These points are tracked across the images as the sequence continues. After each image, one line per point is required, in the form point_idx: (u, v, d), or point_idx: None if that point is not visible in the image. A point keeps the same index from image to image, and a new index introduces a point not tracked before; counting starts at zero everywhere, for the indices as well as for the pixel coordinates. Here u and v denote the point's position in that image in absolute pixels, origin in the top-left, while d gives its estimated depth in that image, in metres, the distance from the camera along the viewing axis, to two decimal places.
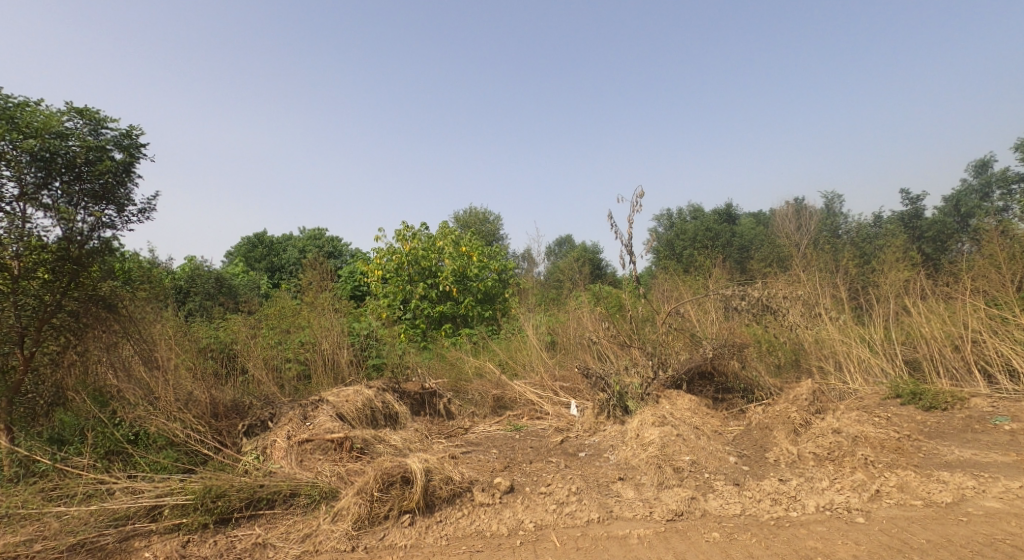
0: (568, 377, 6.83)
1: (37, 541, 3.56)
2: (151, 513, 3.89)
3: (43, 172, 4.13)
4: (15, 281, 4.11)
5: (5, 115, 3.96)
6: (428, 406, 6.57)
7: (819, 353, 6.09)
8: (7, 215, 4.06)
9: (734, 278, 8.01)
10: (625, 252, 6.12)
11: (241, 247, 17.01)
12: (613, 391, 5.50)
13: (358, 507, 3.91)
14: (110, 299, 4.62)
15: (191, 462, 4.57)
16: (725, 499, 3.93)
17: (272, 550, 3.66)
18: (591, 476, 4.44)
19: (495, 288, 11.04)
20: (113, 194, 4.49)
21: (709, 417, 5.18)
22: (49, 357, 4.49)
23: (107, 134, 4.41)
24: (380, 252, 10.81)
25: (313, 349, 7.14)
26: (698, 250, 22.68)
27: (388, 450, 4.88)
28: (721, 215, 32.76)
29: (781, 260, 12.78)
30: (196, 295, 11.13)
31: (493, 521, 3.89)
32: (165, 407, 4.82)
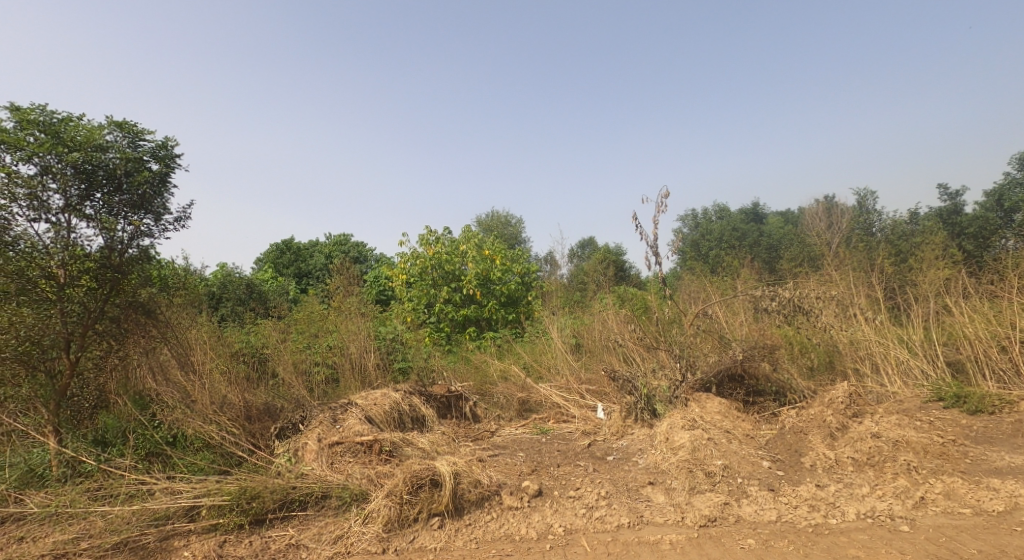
0: (595, 380, 6.78)
1: (83, 540, 3.66)
2: (190, 513, 3.98)
3: (86, 184, 4.27)
4: (61, 288, 4.25)
5: (50, 130, 4.12)
6: (455, 409, 6.58)
7: (855, 355, 5.88)
8: (53, 226, 4.21)
9: (762, 279, 7.87)
10: (650, 252, 6.06)
11: (271, 253, 17.41)
12: (641, 394, 5.47)
13: (388, 510, 3.93)
14: (149, 305, 4.78)
15: (227, 463, 4.69)
16: (760, 505, 3.85)
17: (305, 551, 3.71)
18: (621, 480, 4.39)
19: (518, 291, 11.02)
20: (151, 204, 4.61)
21: (741, 420, 5.06)
22: (94, 362, 4.66)
23: (145, 145, 4.54)
24: (404, 256, 10.91)
25: (341, 354, 7.26)
26: (725, 251, 22.37)
27: (416, 453, 4.90)
28: (748, 214, 32.28)
29: (812, 260, 12.46)
30: (229, 301, 11.41)
31: (522, 525, 3.88)
32: (201, 410, 4.91)
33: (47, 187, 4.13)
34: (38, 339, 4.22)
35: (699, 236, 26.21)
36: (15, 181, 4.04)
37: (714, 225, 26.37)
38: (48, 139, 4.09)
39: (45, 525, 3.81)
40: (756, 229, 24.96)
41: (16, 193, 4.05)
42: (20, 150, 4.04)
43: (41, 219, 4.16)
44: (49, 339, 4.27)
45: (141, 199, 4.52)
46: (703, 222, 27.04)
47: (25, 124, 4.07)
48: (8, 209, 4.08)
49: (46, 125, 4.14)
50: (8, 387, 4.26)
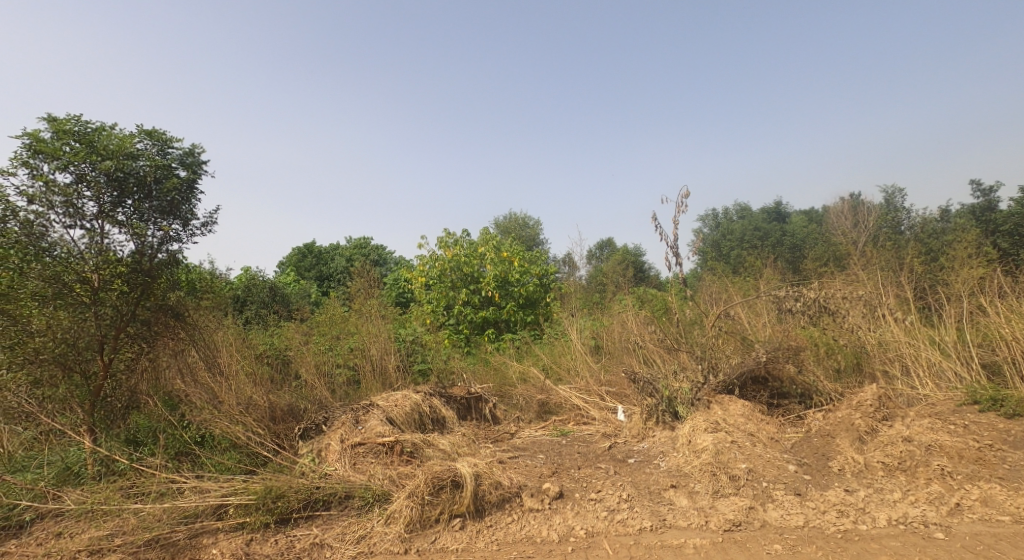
0: (615, 382, 6.75)
1: (116, 536, 3.75)
2: (218, 512, 4.08)
3: (117, 192, 4.39)
4: (94, 292, 4.39)
5: (84, 140, 4.25)
6: (474, 410, 6.61)
7: (883, 357, 5.68)
8: (87, 232, 4.34)
9: (786, 279, 7.77)
10: (671, 252, 6.03)
11: (293, 257, 17.69)
12: (662, 395, 5.44)
13: (410, 510, 3.96)
14: (177, 308, 4.93)
15: (253, 463, 4.78)
16: (786, 509, 3.79)
17: (329, 550, 3.76)
18: (642, 483, 4.37)
19: (537, 293, 11.03)
20: (179, 210, 4.73)
21: (765, 423, 4.98)
22: (126, 363, 4.78)
23: (173, 153, 4.66)
24: (423, 259, 11.03)
25: (362, 355, 7.34)
26: (747, 250, 22.08)
27: (437, 454, 4.94)
28: (769, 214, 31.88)
29: (838, 259, 12.22)
30: (253, 303, 11.61)
31: (544, 527, 3.88)
32: (228, 410, 5.01)
33: (82, 194, 4.26)
34: (74, 341, 4.33)
35: (721, 237, 25.91)
36: (51, 189, 4.17)
37: (736, 224, 26.04)
38: (82, 148, 4.23)
39: (81, 521, 3.92)
40: (779, 229, 24.57)
41: (52, 201, 4.19)
42: (56, 158, 4.18)
43: (76, 225, 4.29)
44: (83, 341, 4.37)
45: (170, 206, 4.64)
46: (725, 222, 26.72)
47: (60, 134, 4.21)
48: (46, 216, 4.21)
49: (81, 135, 4.28)
50: (45, 388, 4.37)
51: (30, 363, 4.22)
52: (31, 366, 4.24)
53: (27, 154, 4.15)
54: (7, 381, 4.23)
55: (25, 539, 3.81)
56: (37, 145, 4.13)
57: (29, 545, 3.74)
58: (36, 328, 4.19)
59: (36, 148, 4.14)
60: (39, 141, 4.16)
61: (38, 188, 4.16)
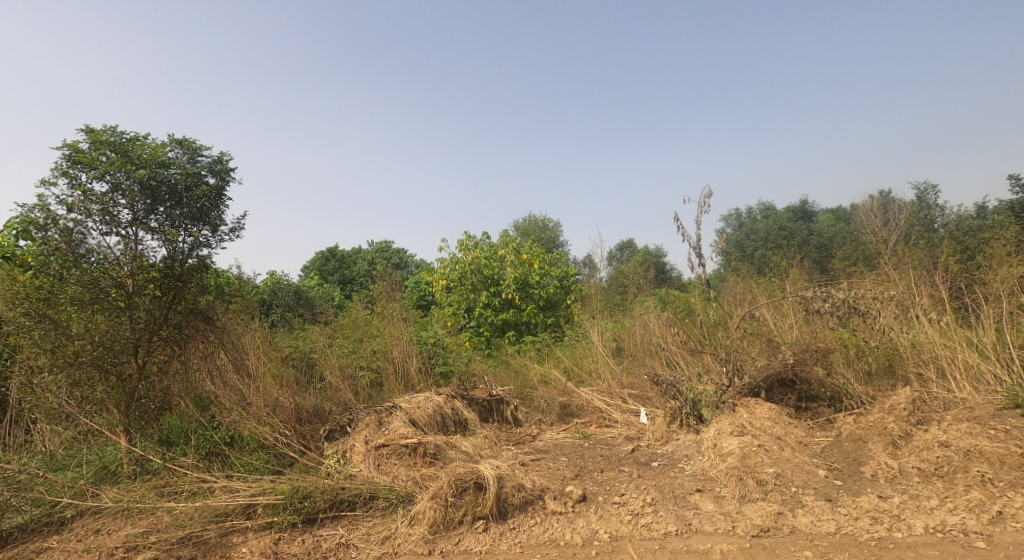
0: (637, 385, 6.71)
1: (151, 533, 3.85)
2: (247, 511, 4.16)
3: (151, 200, 4.52)
4: (129, 296, 4.52)
5: (119, 149, 4.39)
6: (496, 413, 6.65)
7: (917, 359, 5.43)
8: (122, 239, 4.47)
9: (813, 279, 7.63)
10: (694, 253, 5.99)
11: (316, 261, 17.99)
12: (686, 398, 5.41)
13: (434, 512, 3.99)
14: (207, 312, 5.07)
15: (281, 463, 4.87)
16: (816, 515, 3.73)
17: (355, 550, 3.80)
18: (667, 487, 4.34)
19: (557, 295, 11.02)
20: (209, 216, 4.84)
21: (793, 427, 4.91)
22: (159, 366, 4.91)
23: (202, 160, 4.78)
24: (444, 262, 11.14)
25: (385, 358, 7.41)
26: (773, 251, 21.70)
27: (459, 456, 4.97)
28: (794, 212, 31.35)
29: (868, 259, 11.93)
30: (278, 307, 11.82)
31: (567, 530, 3.87)
32: (256, 412, 5.09)
33: (117, 202, 4.39)
34: (110, 344, 4.48)
35: (745, 237, 25.54)
36: (89, 198, 4.31)
37: (761, 223, 25.63)
38: (117, 158, 4.36)
39: (118, 519, 4.04)
40: (806, 228, 24.08)
41: (90, 209, 4.33)
42: (93, 168, 4.32)
43: (112, 232, 4.43)
44: (119, 344, 4.54)
45: (200, 212, 4.75)
46: (749, 222, 26.33)
47: (97, 144, 4.35)
48: (84, 224, 4.35)
49: (116, 145, 4.42)
50: (83, 388, 4.50)
51: (68, 366, 4.36)
52: (71, 368, 4.37)
53: (66, 164, 4.31)
54: (48, 383, 4.39)
55: (66, 535, 3.95)
56: (76, 156, 4.28)
57: (69, 541, 3.86)
58: (76, 331, 4.34)
59: (75, 158, 4.29)
60: (77, 151, 4.31)
61: (76, 197, 4.30)
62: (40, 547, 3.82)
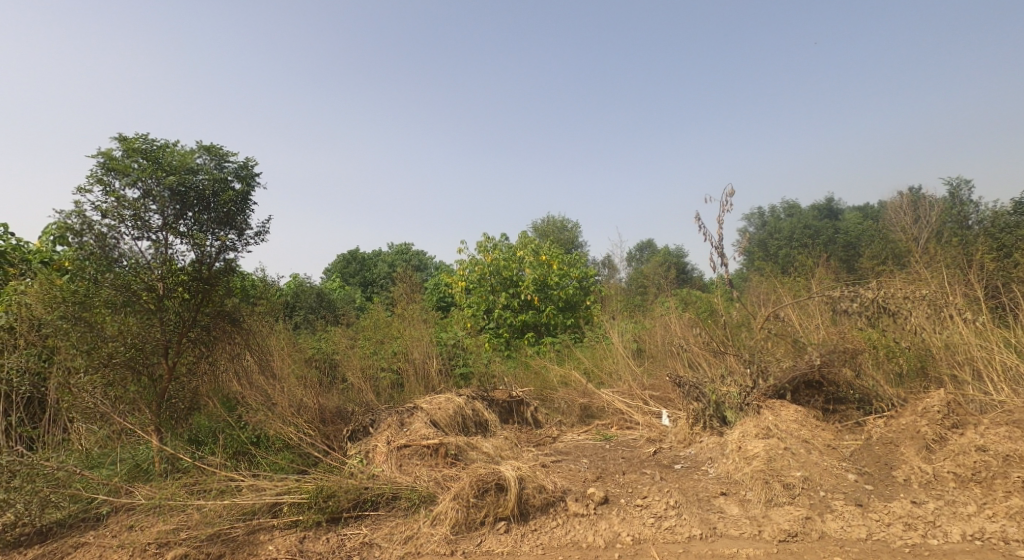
0: (658, 386, 6.66)
1: (182, 530, 3.92)
2: (272, 509, 4.22)
3: (180, 205, 4.63)
4: (160, 299, 4.63)
5: (150, 156, 4.49)
6: (516, 414, 6.66)
7: (951, 360, 5.18)
8: (153, 243, 4.57)
9: (839, 278, 7.47)
10: (716, 253, 5.93)
11: (338, 263, 18.23)
12: (709, 400, 5.36)
13: (456, 512, 4.01)
14: (235, 313, 5.10)
15: (305, 463, 4.93)
16: (846, 521, 3.66)
17: (379, 550, 3.83)
18: (690, 490, 4.29)
19: (577, 296, 10.98)
20: (235, 221, 4.92)
21: (821, 429, 4.81)
22: (188, 366, 5.01)
23: (229, 166, 4.86)
24: (463, 263, 11.20)
25: (405, 359, 7.46)
26: (798, 250, 21.31)
27: (480, 457, 4.98)
28: (819, 211, 30.81)
29: (898, 258, 11.63)
30: (302, 309, 11.98)
31: (589, 533, 3.85)
32: (281, 412, 5.17)
33: (148, 208, 4.50)
34: (142, 345, 4.60)
35: (768, 237, 25.14)
36: (122, 204, 4.43)
37: (785, 222, 25.21)
38: (149, 165, 4.47)
39: (151, 516, 4.13)
40: (832, 227, 23.59)
41: (122, 215, 4.44)
42: (126, 175, 4.43)
43: (144, 237, 4.54)
44: (150, 346, 4.65)
45: (226, 217, 4.84)
46: (773, 221, 25.91)
47: (130, 152, 4.46)
48: (117, 229, 4.46)
49: (147, 152, 4.53)
50: (117, 388, 4.59)
51: (102, 367, 4.48)
52: (105, 369, 4.49)
53: (101, 171, 4.42)
54: (84, 383, 4.47)
55: (102, 531, 4.05)
56: (110, 164, 4.40)
57: (105, 536, 3.97)
58: (110, 333, 4.47)
59: (109, 166, 4.41)
60: (111, 159, 4.43)
61: (110, 203, 4.42)
62: (77, 542, 3.94)
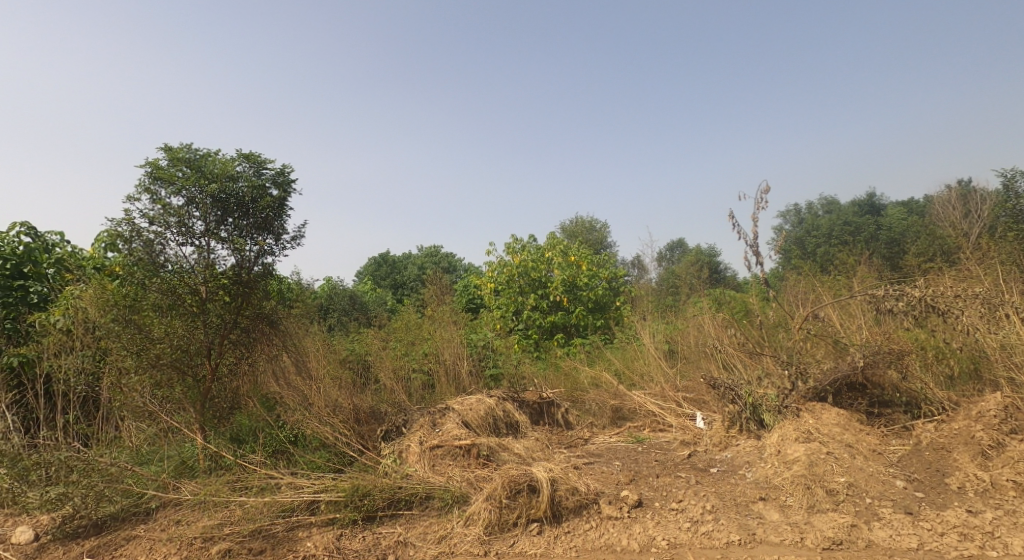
0: (691, 388, 6.55)
1: (225, 525, 4.04)
2: (310, 507, 4.31)
3: (221, 211, 4.76)
4: (202, 302, 4.77)
5: (194, 165, 4.63)
6: (547, 415, 6.65)
7: (1007, 362, 4.76)
8: (196, 248, 4.71)
9: (883, 276, 7.22)
10: (750, 252, 5.80)
11: (369, 267, 18.55)
12: (745, 402, 5.24)
13: (489, 513, 4.01)
14: (273, 316, 5.18)
15: (341, 462, 5.01)
16: (895, 529, 3.52)
17: (413, 549, 3.85)
18: (727, 494, 4.20)
19: (606, 297, 10.89)
20: (273, 226, 5.03)
21: (865, 434, 4.65)
22: (230, 367, 5.09)
23: (267, 173, 4.97)
24: (492, 265, 11.24)
25: (436, 360, 7.52)
26: (838, 248, 20.62)
27: (512, 458, 4.99)
28: (860, 208, 29.88)
29: (946, 254, 11.15)
30: (335, 311, 12.20)
31: (623, 536, 3.81)
32: (317, 412, 5.27)
33: (192, 215, 4.64)
34: (187, 347, 4.74)
35: (806, 236, 24.47)
36: (168, 211, 4.57)
37: (823, 220, 24.50)
38: (192, 173, 4.61)
39: (196, 511, 4.26)
40: (873, 223, 22.81)
41: (168, 222, 4.59)
42: (171, 183, 4.58)
43: (189, 242, 4.68)
44: (194, 347, 4.78)
45: (264, 222, 4.94)
46: (810, 219, 25.23)
47: (175, 161, 4.61)
48: (163, 236, 4.61)
49: (190, 161, 4.67)
50: (164, 388, 4.73)
51: (149, 369, 4.63)
52: (152, 370, 4.64)
53: (148, 181, 4.58)
54: (135, 383, 4.65)
55: (152, 525, 4.18)
56: (156, 173, 4.55)
57: (155, 531, 4.09)
58: (157, 335, 4.62)
59: (155, 175, 4.56)
60: (158, 168, 4.58)
61: (157, 210, 4.57)
62: (130, 535, 4.06)
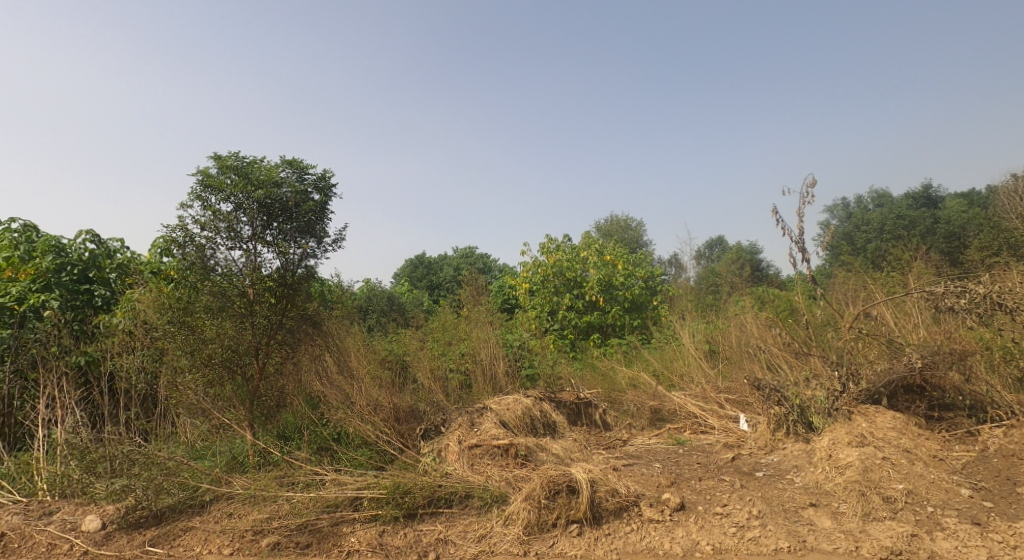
0: (733, 389, 6.37)
1: (274, 519, 4.14)
2: (354, 503, 4.36)
3: (266, 216, 4.88)
4: (250, 304, 4.90)
5: (241, 172, 4.75)
6: (585, 416, 6.58)
7: None
8: (244, 252, 4.84)
9: (940, 273, 6.86)
10: (796, 248, 5.58)
11: (406, 268, 18.81)
12: (792, 404, 5.06)
13: (528, 513, 3.99)
14: (316, 317, 5.31)
15: (382, 460, 5.09)
16: (961, 541, 3.33)
17: (453, 547, 3.86)
18: (775, 499, 4.05)
19: (643, 296, 10.72)
20: (315, 229, 5.12)
21: (924, 439, 4.43)
22: (276, 366, 5.22)
23: (309, 178, 5.07)
24: (526, 265, 11.21)
25: (473, 360, 7.54)
26: (890, 244, 19.72)
27: (551, 458, 4.95)
28: (914, 201, 28.57)
29: (1012, 247, 10.49)
30: (374, 312, 12.41)
31: (666, 539, 3.72)
32: (359, 410, 5.36)
33: (240, 220, 4.77)
34: (236, 347, 4.88)
35: (856, 231, 23.53)
36: (218, 217, 4.71)
37: (874, 215, 23.50)
38: (240, 180, 4.73)
39: (246, 505, 4.38)
40: (927, 216, 21.72)
41: (218, 228, 4.73)
42: (221, 191, 4.72)
43: (237, 246, 4.82)
44: (243, 347, 4.92)
45: (307, 225, 5.04)
46: (860, 214, 24.25)
47: (224, 169, 4.74)
48: (213, 241, 4.76)
49: (238, 169, 4.79)
50: (216, 387, 4.89)
51: (201, 368, 4.78)
52: (204, 369, 4.79)
53: (199, 189, 4.73)
54: (188, 381, 4.79)
55: (206, 517, 4.31)
56: (207, 181, 4.70)
57: (209, 522, 4.22)
58: (209, 336, 4.76)
59: (206, 183, 4.71)
60: (208, 176, 4.73)
61: (208, 216, 4.72)
62: (186, 526, 4.20)
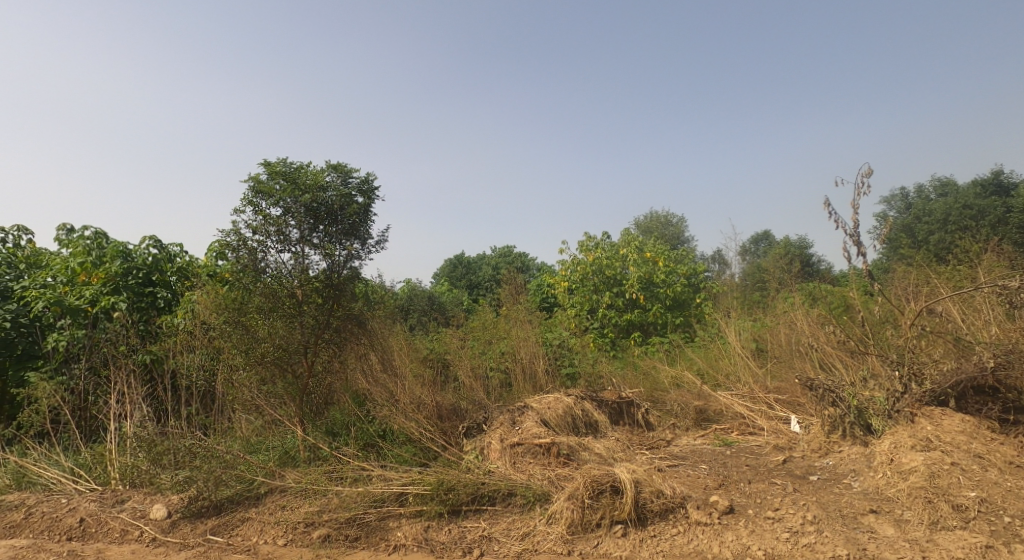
0: (784, 389, 6.13)
1: (324, 512, 4.21)
2: (399, 498, 4.39)
3: (313, 219, 4.98)
4: (299, 304, 5.00)
5: (289, 177, 4.86)
6: (627, 415, 6.44)
7: None
8: (293, 255, 4.95)
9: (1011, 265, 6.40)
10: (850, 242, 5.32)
11: (445, 268, 19.02)
12: (848, 405, 4.81)
13: (571, 512, 3.93)
14: (361, 316, 5.33)
15: (425, 456, 5.15)
16: None
17: (497, 545, 3.84)
18: (831, 505, 3.86)
19: (685, 294, 10.47)
20: (360, 231, 5.19)
21: (996, 443, 4.14)
22: (324, 365, 5.30)
23: (353, 182, 5.14)
24: (565, 264, 11.13)
25: (513, 359, 7.51)
26: (955, 236, 18.62)
27: (593, 458, 4.87)
28: (980, 190, 26.91)
29: None
30: (415, 311, 12.56)
31: (714, 543, 3.60)
32: (403, 408, 5.42)
33: (289, 224, 4.88)
34: (288, 347, 4.98)
35: (917, 223, 22.35)
36: (268, 222, 4.83)
37: (936, 205, 22.24)
38: (288, 185, 4.84)
39: (298, 498, 4.46)
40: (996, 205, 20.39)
41: (268, 231, 4.85)
42: (270, 196, 4.84)
43: (286, 249, 4.93)
44: (293, 346, 5.02)
45: (352, 228, 5.11)
46: (921, 205, 23.00)
47: (273, 174, 4.86)
48: (264, 245, 4.88)
49: (286, 174, 4.90)
50: (269, 384, 5.05)
51: (254, 366, 4.92)
52: (257, 367, 4.93)
53: (250, 194, 4.86)
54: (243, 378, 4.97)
55: (262, 508, 4.41)
56: (258, 187, 4.82)
57: (264, 513, 4.32)
58: (262, 335, 4.89)
59: (257, 189, 4.83)
60: (259, 182, 4.85)
61: (259, 221, 4.84)
62: (244, 516, 4.32)
